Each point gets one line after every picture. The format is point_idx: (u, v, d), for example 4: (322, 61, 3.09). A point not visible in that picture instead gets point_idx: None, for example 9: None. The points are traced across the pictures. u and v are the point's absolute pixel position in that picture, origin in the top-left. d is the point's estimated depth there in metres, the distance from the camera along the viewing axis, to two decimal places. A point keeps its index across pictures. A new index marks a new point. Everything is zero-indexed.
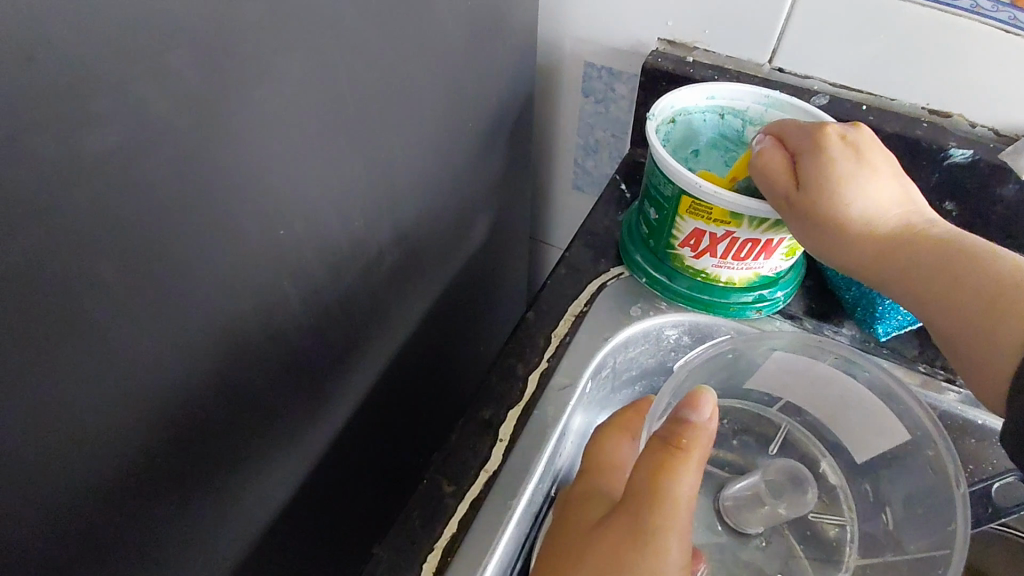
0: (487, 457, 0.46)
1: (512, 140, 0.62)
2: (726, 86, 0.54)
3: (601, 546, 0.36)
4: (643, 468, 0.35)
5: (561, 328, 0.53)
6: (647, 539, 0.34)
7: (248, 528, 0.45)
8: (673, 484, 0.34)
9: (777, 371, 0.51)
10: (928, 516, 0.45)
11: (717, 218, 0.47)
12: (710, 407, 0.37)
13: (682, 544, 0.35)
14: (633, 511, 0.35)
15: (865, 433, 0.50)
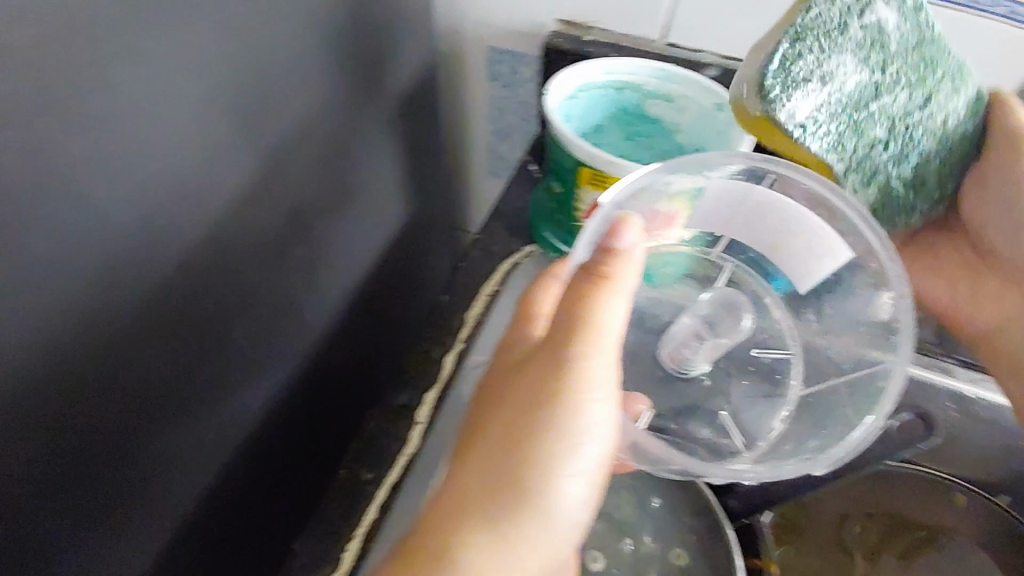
0: (404, 441, 0.46)
1: (417, 127, 0.62)
2: (622, 62, 0.55)
3: (527, 401, 0.36)
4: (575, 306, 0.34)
5: (475, 308, 0.53)
6: (574, 384, 0.35)
7: (165, 533, 0.44)
8: (596, 311, 0.34)
9: (708, 197, 0.42)
10: (859, 343, 0.46)
11: (614, 187, 0.48)
12: (631, 229, 0.35)
13: (609, 382, 0.36)
14: (561, 360, 0.35)
15: (811, 254, 0.43)
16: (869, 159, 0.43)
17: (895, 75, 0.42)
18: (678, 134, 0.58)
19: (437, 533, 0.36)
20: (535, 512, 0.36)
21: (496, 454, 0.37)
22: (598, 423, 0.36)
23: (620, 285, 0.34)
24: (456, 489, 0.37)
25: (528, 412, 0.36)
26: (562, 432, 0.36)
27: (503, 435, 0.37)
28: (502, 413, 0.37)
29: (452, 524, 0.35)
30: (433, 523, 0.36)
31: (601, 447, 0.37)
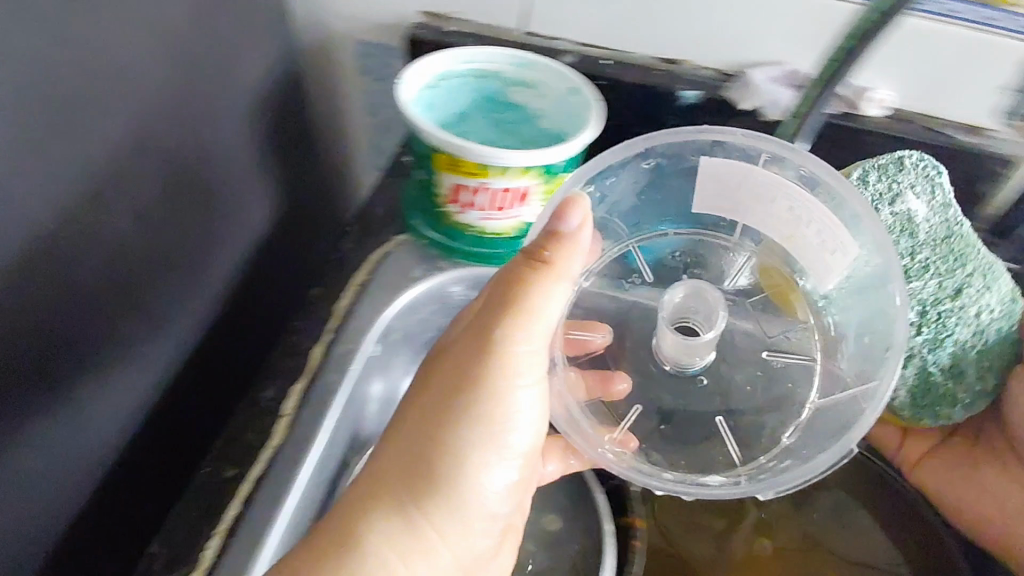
0: (270, 435, 0.46)
1: (284, 125, 0.62)
2: (479, 51, 0.57)
3: (458, 378, 0.42)
4: (520, 291, 0.39)
5: (344, 299, 0.53)
6: (499, 366, 0.41)
7: (24, 546, 0.43)
8: (529, 291, 0.39)
9: (710, 173, 0.45)
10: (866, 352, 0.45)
11: (469, 170, 0.49)
12: (586, 214, 0.39)
13: (530, 367, 0.43)
14: (495, 343, 0.41)
15: (819, 250, 0.44)
16: (902, 347, 0.51)
17: (916, 267, 0.51)
18: (542, 120, 0.60)
19: (362, 495, 0.40)
20: (452, 491, 0.41)
21: (421, 423, 0.41)
22: (518, 405, 0.43)
23: (564, 273, 0.40)
24: (385, 453, 0.41)
25: (458, 387, 0.41)
26: (486, 413, 0.42)
27: (429, 407, 0.42)
28: (428, 386, 0.43)
29: (380, 488, 0.40)
30: (360, 487, 0.40)
31: (521, 428, 0.44)
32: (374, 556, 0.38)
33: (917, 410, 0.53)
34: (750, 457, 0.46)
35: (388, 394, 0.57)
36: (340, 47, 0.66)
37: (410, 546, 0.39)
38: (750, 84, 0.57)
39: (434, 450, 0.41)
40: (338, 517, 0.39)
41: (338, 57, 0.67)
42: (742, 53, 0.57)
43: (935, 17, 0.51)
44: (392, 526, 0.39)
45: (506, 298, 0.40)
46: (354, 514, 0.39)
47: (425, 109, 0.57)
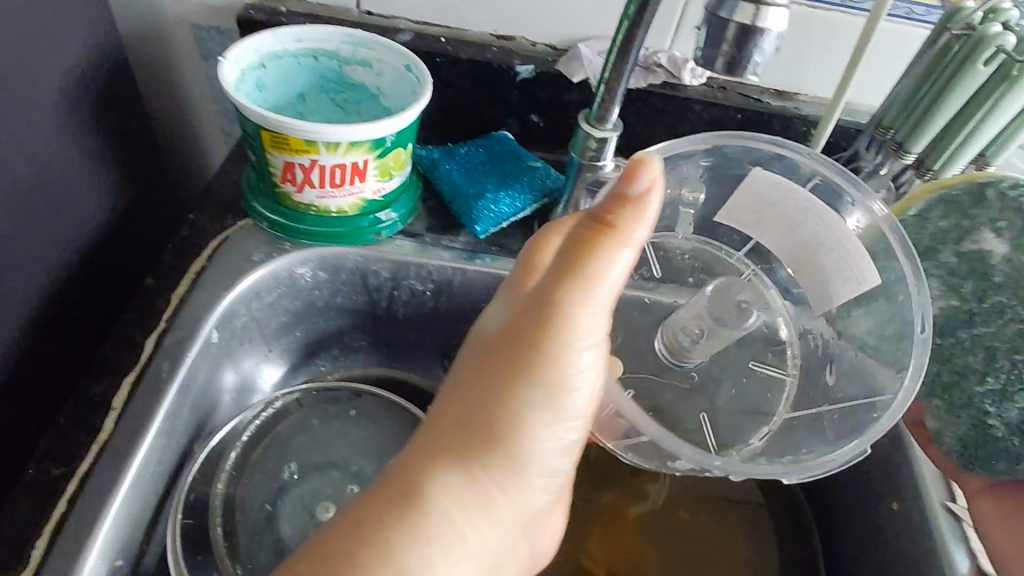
0: (98, 429, 0.45)
1: (113, 113, 0.59)
2: (310, 29, 0.56)
3: (518, 343, 0.39)
4: (587, 255, 0.37)
5: (179, 289, 0.52)
6: (560, 331, 0.38)
7: None
8: (599, 259, 0.37)
9: (749, 191, 0.50)
10: (862, 377, 0.49)
11: (296, 147, 0.49)
12: (659, 177, 0.37)
13: (589, 333, 0.39)
14: (556, 306, 0.38)
15: (835, 274, 0.48)
16: (958, 393, 0.47)
17: (989, 311, 0.47)
18: (382, 99, 0.60)
19: (423, 452, 0.37)
20: (524, 464, 0.38)
21: (480, 387, 0.38)
22: (581, 373, 0.40)
23: (632, 237, 0.37)
24: (443, 418, 0.38)
25: (515, 349, 0.39)
26: (549, 382, 0.39)
27: (490, 371, 0.39)
28: (488, 348, 0.40)
29: (442, 452, 0.37)
30: (418, 447, 0.37)
31: (585, 396, 0.41)
32: (434, 521, 0.35)
33: (970, 459, 0.47)
34: (724, 449, 0.51)
35: (241, 384, 0.56)
36: (173, 31, 0.64)
37: (475, 510, 0.36)
38: (577, 56, 0.60)
39: (496, 418, 0.38)
40: (400, 474, 0.36)
41: (172, 41, 0.64)
42: (571, 29, 0.60)
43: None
44: (454, 492, 0.36)
45: (574, 260, 0.37)
46: (416, 474, 0.36)
47: (256, 89, 0.57)
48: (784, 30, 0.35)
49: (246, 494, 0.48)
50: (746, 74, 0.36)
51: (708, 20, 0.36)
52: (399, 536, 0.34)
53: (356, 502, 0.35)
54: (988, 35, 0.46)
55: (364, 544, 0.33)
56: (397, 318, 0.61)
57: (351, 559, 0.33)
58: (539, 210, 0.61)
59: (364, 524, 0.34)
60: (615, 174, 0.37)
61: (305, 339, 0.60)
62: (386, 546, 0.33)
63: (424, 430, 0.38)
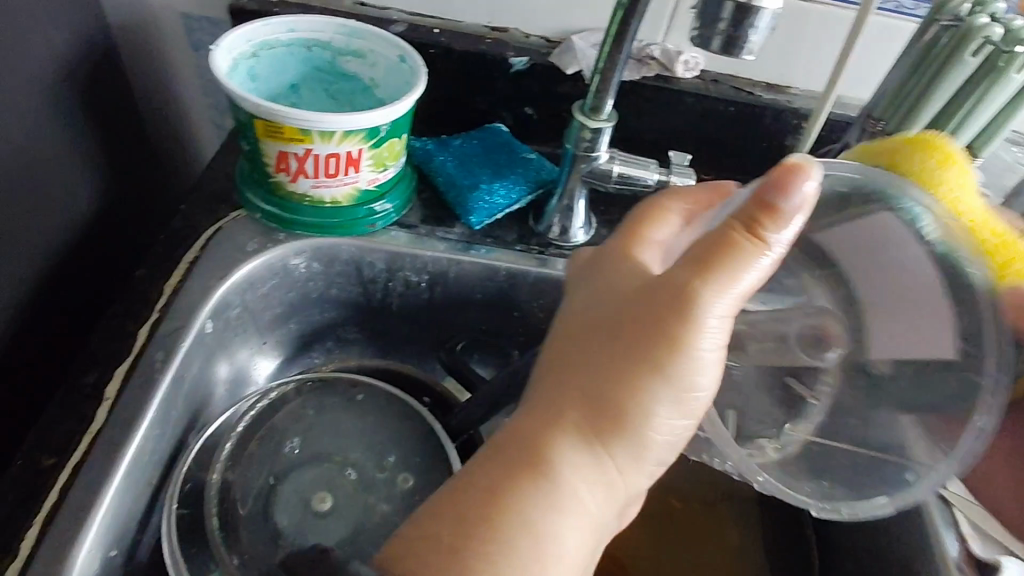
0: (90, 420, 0.44)
1: (102, 103, 0.58)
2: (303, 19, 0.56)
3: (636, 338, 0.37)
4: (717, 263, 0.35)
5: (173, 278, 0.52)
6: (696, 331, 0.36)
7: None
8: (737, 269, 0.35)
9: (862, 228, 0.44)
10: (890, 429, 0.44)
11: (290, 136, 0.49)
12: (813, 187, 0.34)
13: (723, 329, 0.37)
14: (689, 306, 0.36)
15: (903, 330, 0.43)
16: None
17: None
18: (376, 90, 0.60)
19: (540, 429, 0.38)
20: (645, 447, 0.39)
21: (596, 372, 0.38)
22: (712, 365, 0.38)
23: (767, 245, 0.35)
24: (554, 399, 0.39)
25: (637, 341, 0.37)
26: (675, 377, 0.37)
27: (609, 358, 0.38)
28: (602, 329, 0.39)
29: (558, 435, 0.38)
30: (531, 424, 0.39)
31: (712, 388, 0.39)
32: (564, 494, 0.37)
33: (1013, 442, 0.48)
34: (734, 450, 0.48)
35: (234, 376, 0.55)
36: (164, 21, 0.63)
37: (596, 483, 0.38)
38: (571, 48, 0.60)
39: (611, 409, 0.38)
40: (519, 442, 0.38)
41: (162, 32, 0.64)
42: (565, 21, 0.60)
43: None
44: (579, 465, 0.38)
45: (704, 264, 0.36)
46: (535, 444, 0.38)
47: (249, 78, 0.56)
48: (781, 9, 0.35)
49: (241, 483, 0.47)
50: (744, 56, 0.36)
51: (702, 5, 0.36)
52: (531, 500, 0.37)
53: (483, 463, 0.39)
54: (975, 26, 0.46)
55: (496, 506, 0.36)
56: (391, 310, 0.61)
57: (479, 520, 0.36)
58: (533, 202, 0.61)
59: (493, 491, 0.37)
60: (769, 182, 0.34)
61: (299, 331, 0.60)
62: (517, 511, 0.36)
63: (534, 404, 0.40)
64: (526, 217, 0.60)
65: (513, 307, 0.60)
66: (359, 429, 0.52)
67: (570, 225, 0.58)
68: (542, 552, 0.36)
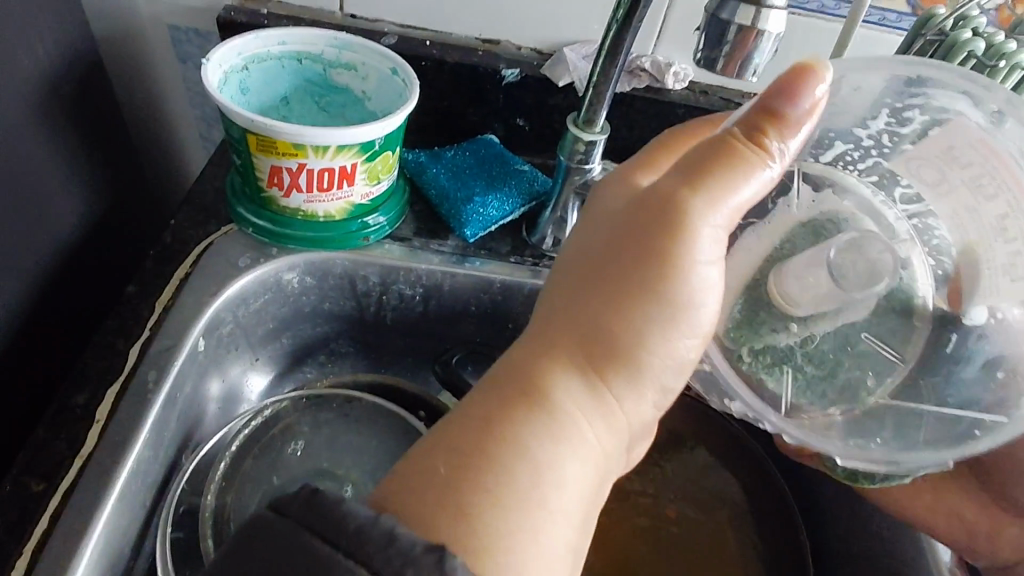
0: (82, 441, 0.43)
1: (88, 117, 0.57)
2: (295, 32, 0.56)
3: (629, 254, 0.37)
4: (720, 167, 0.36)
5: (164, 295, 0.51)
6: (689, 242, 0.36)
7: None
8: (734, 172, 0.36)
9: (938, 143, 0.42)
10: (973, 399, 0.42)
11: (284, 151, 0.48)
12: (824, 88, 0.36)
13: (717, 239, 0.37)
14: (683, 213, 0.36)
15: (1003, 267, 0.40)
16: None
17: None
18: (368, 103, 0.59)
19: (533, 361, 0.37)
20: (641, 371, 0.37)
21: (590, 295, 0.37)
22: (708, 283, 0.38)
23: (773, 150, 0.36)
24: (542, 332, 0.38)
25: (631, 257, 0.37)
26: (670, 296, 0.37)
27: (600, 280, 0.37)
28: (592, 254, 0.38)
29: (551, 366, 0.37)
30: (522, 359, 0.37)
31: (712, 306, 0.38)
32: (563, 425, 0.35)
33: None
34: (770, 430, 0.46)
35: (227, 392, 0.55)
36: (150, 33, 0.62)
37: (594, 414, 0.37)
38: (562, 60, 0.60)
39: (605, 333, 0.37)
40: (508, 378, 0.37)
41: (148, 44, 0.63)
42: (555, 33, 0.61)
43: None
44: (574, 396, 0.36)
45: (701, 168, 0.36)
46: (526, 376, 0.36)
47: (240, 92, 0.56)
48: (783, 33, 0.35)
49: (236, 504, 0.47)
50: (745, 76, 0.37)
51: (709, 21, 0.36)
52: (528, 431, 0.34)
53: (475, 400, 0.36)
54: (960, 40, 0.47)
55: (494, 433, 0.34)
56: (384, 323, 0.61)
57: (481, 446, 0.34)
58: (526, 213, 0.61)
59: (488, 420, 0.35)
60: (773, 88, 0.36)
61: (291, 346, 0.59)
62: (513, 438, 0.34)
63: (524, 342, 0.38)
64: (519, 230, 0.61)
65: (507, 320, 0.60)
66: (355, 444, 0.51)
67: (563, 237, 0.59)
68: (542, 478, 0.34)
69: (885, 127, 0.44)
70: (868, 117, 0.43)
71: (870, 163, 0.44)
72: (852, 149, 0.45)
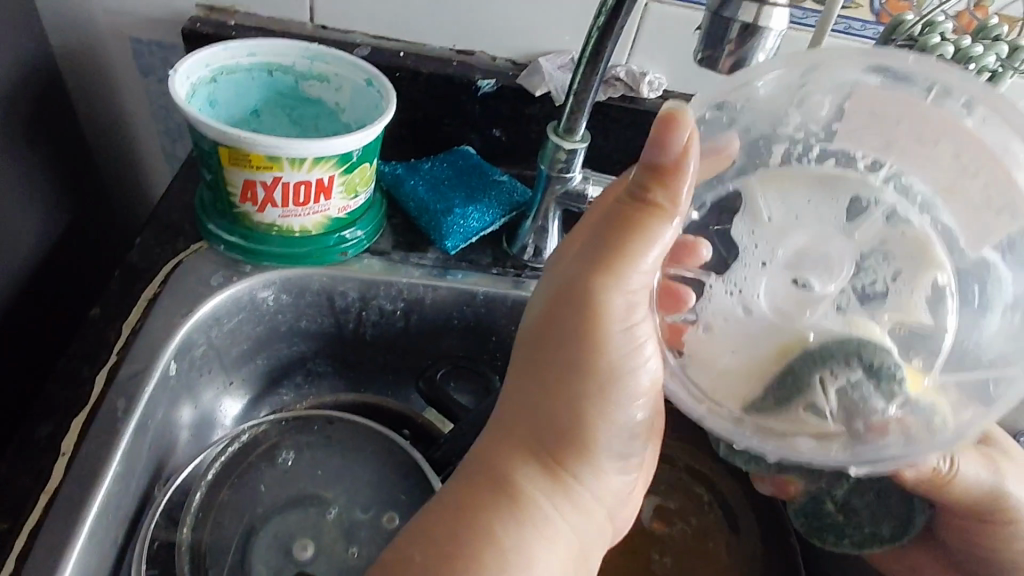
0: (47, 477, 0.40)
1: (46, 134, 0.55)
2: (265, 43, 0.54)
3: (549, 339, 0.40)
4: (629, 241, 0.38)
5: (132, 317, 0.49)
6: (608, 314, 0.39)
7: None
8: (638, 247, 0.38)
9: (857, 114, 0.40)
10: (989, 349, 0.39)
11: (257, 164, 0.47)
12: (690, 135, 0.35)
13: (631, 305, 0.40)
14: (592, 295, 0.39)
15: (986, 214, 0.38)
16: None
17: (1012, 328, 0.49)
18: (341, 115, 0.58)
19: (498, 448, 0.38)
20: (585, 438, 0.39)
21: (530, 376, 0.40)
22: (634, 341, 0.40)
23: (677, 204, 0.38)
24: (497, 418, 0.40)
25: (552, 338, 0.40)
26: (596, 366, 0.39)
27: (533, 361, 0.40)
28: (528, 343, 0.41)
29: (509, 453, 0.38)
30: (490, 447, 0.39)
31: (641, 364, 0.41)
32: (532, 513, 0.37)
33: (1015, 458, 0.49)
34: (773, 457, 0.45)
35: (200, 418, 0.52)
36: (110, 45, 0.59)
37: (553, 491, 0.38)
38: (538, 70, 0.60)
39: (551, 409, 0.39)
40: (479, 471, 0.38)
41: (107, 57, 0.60)
42: (531, 43, 0.60)
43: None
44: (537, 474, 0.38)
45: (607, 253, 0.39)
46: (493, 467, 0.38)
47: (208, 104, 0.54)
48: (784, 28, 0.35)
49: (216, 537, 0.44)
50: (744, 67, 0.37)
51: (710, 19, 0.36)
52: (497, 520, 0.36)
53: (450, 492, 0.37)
54: (929, 45, 0.48)
55: (467, 526, 0.35)
56: (364, 340, 0.59)
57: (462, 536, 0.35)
58: (506, 223, 0.60)
59: (463, 509, 0.36)
60: (647, 152, 0.37)
61: (267, 367, 0.57)
62: (486, 529, 0.35)
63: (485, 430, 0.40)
64: (500, 242, 0.60)
65: (491, 332, 0.59)
66: (340, 465, 0.49)
67: (544, 246, 0.58)
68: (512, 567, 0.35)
69: (802, 122, 0.41)
70: (779, 121, 0.41)
71: (817, 150, 0.42)
72: (794, 149, 0.42)
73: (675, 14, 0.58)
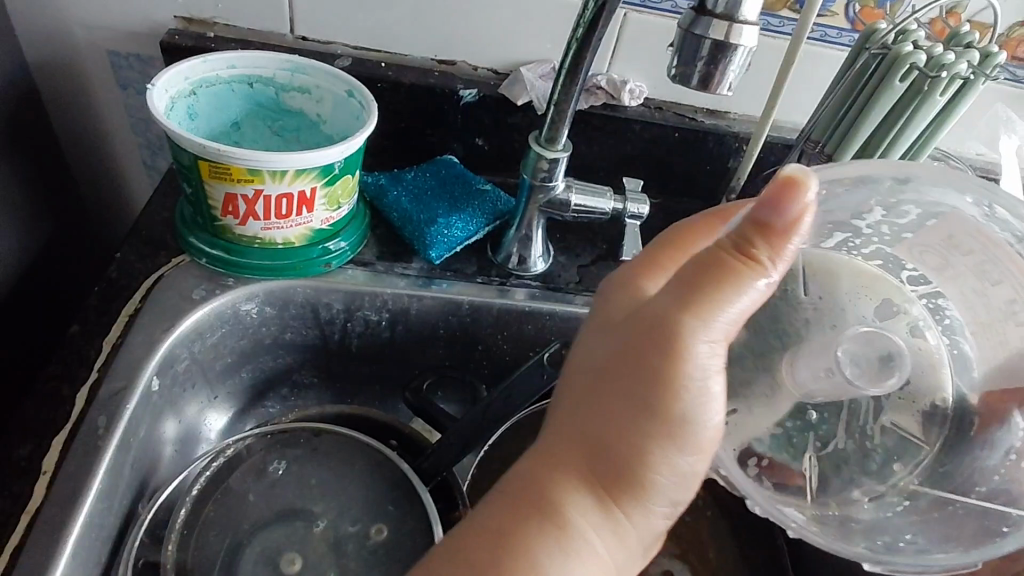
0: (27, 498, 0.40)
1: (21, 149, 0.54)
2: (245, 55, 0.54)
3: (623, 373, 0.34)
4: (719, 281, 0.33)
5: (112, 333, 0.48)
6: (693, 359, 0.33)
7: None
8: (735, 288, 0.33)
9: (934, 232, 0.41)
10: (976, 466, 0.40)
11: (237, 177, 0.47)
12: (811, 202, 0.32)
13: (719, 352, 0.34)
14: (678, 335, 0.33)
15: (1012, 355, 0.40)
16: None
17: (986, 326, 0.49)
18: (323, 126, 0.58)
19: (551, 475, 0.33)
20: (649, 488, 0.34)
21: (590, 402, 0.34)
22: (717, 394, 0.35)
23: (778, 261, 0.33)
24: (549, 443, 0.35)
25: (629, 373, 0.34)
26: (676, 412, 0.33)
27: (597, 389, 0.35)
28: (597, 369, 0.35)
29: (560, 485, 0.33)
30: (535, 470, 0.34)
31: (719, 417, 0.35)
32: (575, 545, 0.33)
33: None
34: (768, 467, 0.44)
35: (183, 433, 0.52)
36: (87, 58, 0.59)
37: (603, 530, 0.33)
38: (519, 80, 0.60)
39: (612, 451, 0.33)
40: (524, 487, 0.34)
41: (85, 70, 0.60)
42: (512, 53, 0.61)
43: (642, 8, 0.58)
44: (589, 514, 0.33)
45: (698, 288, 0.33)
46: (541, 490, 0.33)
47: (188, 117, 0.54)
48: (755, 47, 0.36)
49: (200, 554, 0.44)
50: (719, 90, 0.37)
51: (681, 37, 0.37)
52: (540, 553, 0.32)
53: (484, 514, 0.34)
54: (902, 53, 0.49)
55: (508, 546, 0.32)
56: (350, 351, 0.59)
57: (492, 569, 0.31)
58: (490, 232, 0.60)
59: (500, 539, 0.32)
60: (762, 198, 0.33)
61: (251, 380, 0.57)
62: (525, 558, 0.32)
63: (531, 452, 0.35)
64: (484, 251, 0.60)
65: (477, 341, 0.59)
66: (326, 479, 0.49)
67: (528, 254, 0.58)
68: None
69: (882, 219, 0.43)
70: (863, 212, 0.43)
71: (873, 248, 0.44)
72: (851, 237, 0.44)
73: (654, 23, 0.59)
